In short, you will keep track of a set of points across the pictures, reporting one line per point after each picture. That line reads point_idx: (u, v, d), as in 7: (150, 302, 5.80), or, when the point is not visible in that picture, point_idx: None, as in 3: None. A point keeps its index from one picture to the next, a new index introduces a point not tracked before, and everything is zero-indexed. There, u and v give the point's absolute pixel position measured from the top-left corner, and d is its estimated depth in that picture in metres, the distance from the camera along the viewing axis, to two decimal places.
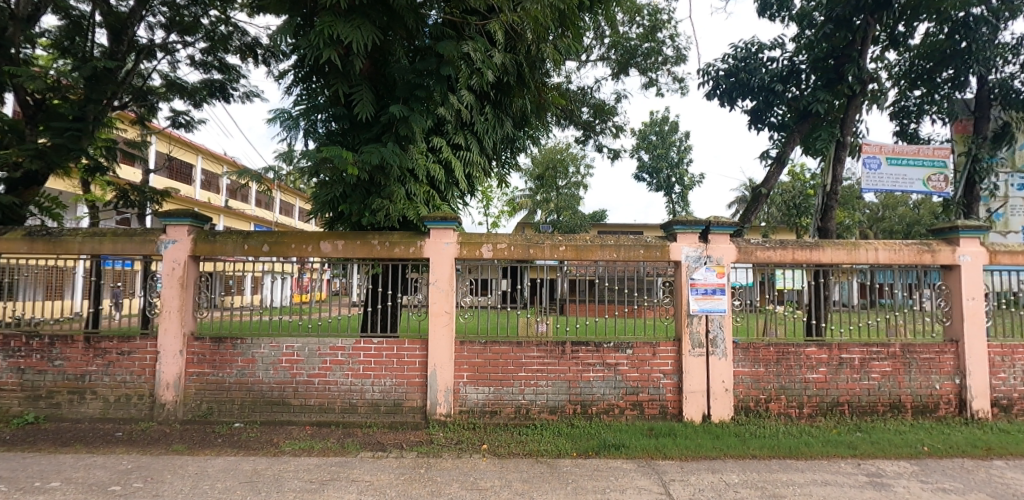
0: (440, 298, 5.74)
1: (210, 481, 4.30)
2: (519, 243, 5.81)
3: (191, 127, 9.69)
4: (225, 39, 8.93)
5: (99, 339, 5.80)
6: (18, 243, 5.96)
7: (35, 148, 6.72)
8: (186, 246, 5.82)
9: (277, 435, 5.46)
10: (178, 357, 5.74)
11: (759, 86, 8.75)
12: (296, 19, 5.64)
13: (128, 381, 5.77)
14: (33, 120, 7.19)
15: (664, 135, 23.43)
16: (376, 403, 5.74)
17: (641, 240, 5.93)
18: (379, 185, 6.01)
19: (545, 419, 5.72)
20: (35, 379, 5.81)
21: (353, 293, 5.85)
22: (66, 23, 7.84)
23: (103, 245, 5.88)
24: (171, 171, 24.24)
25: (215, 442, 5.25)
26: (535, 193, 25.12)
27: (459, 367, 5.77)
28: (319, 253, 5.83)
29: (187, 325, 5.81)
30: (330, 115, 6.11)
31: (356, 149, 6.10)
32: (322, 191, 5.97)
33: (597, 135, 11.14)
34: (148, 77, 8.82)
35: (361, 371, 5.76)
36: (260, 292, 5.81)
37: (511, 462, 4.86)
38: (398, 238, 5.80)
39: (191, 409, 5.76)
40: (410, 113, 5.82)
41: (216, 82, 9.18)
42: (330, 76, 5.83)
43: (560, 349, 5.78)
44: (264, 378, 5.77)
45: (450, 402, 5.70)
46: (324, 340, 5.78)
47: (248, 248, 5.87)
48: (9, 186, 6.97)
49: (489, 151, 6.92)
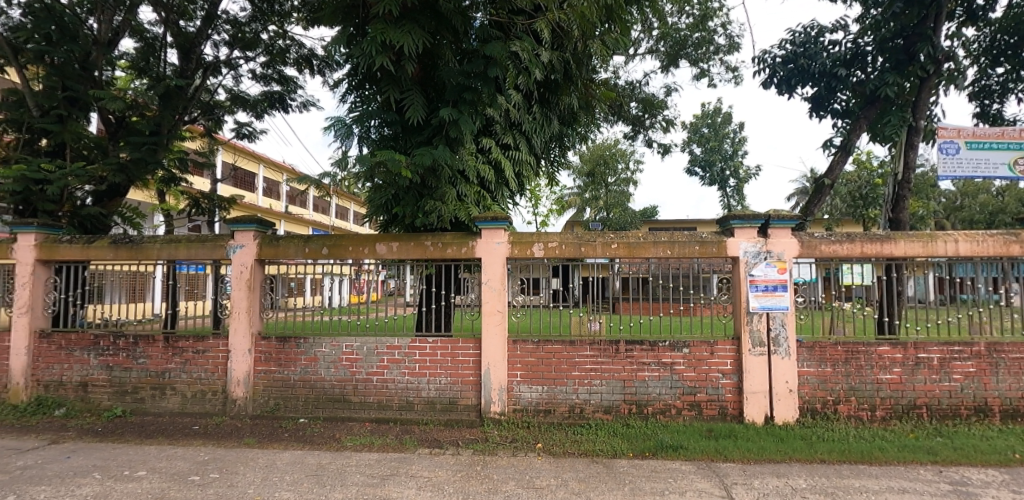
0: (492, 297, 5.78)
1: (279, 474, 4.50)
2: (570, 241, 5.76)
3: (254, 138, 10.21)
4: (282, 52, 9.40)
5: (177, 338, 6.20)
6: (105, 250, 6.44)
7: (117, 163, 7.30)
8: (253, 250, 6.12)
9: (338, 431, 5.67)
10: (247, 356, 6.05)
11: (820, 71, 8.32)
12: (349, 28, 5.88)
13: (203, 378, 6.14)
14: (116, 137, 7.90)
15: (717, 126, 22.64)
16: (432, 401, 5.85)
17: (695, 236, 5.78)
18: (431, 187, 6.10)
19: (600, 418, 5.66)
20: (121, 375, 6.28)
21: (406, 293, 6.02)
22: (142, 45, 8.50)
23: (178, 251, 6.29)
24: (235, 180, 25.62)
25: (281, 437, 5.51)
26: (584, 190, 24.89)
27: (513, 366, 5.79)
28: (375, 254, 6.02)
29: (254, 326, 6.11)
30: (382, 121, 6.21)
31: (408, 153, 6.24)
32: (377, 195, 6.17)
33: (647, 130, 10.91)
34: (214, 92, 9.35)
35: (417, 369, 5.89)
36: (320, 293, 6.08)
37: (567, 461, 4.86)
38: (450, 238, 5.89)
39: (260, 404, 6.06)
40: (459, 115, 5.87)
41: (275, 93, 9.65)
42: (382, 82, 6.00)
43: (614, 348, 5.70)
44: (325, 376, 5.99)
45: (504, 400, 5.74)
46: (381, 339, 5.94)
47: (309, 251, 6.11)
48: (96, 197, 7.72)
49: (537, 150, 6.94)
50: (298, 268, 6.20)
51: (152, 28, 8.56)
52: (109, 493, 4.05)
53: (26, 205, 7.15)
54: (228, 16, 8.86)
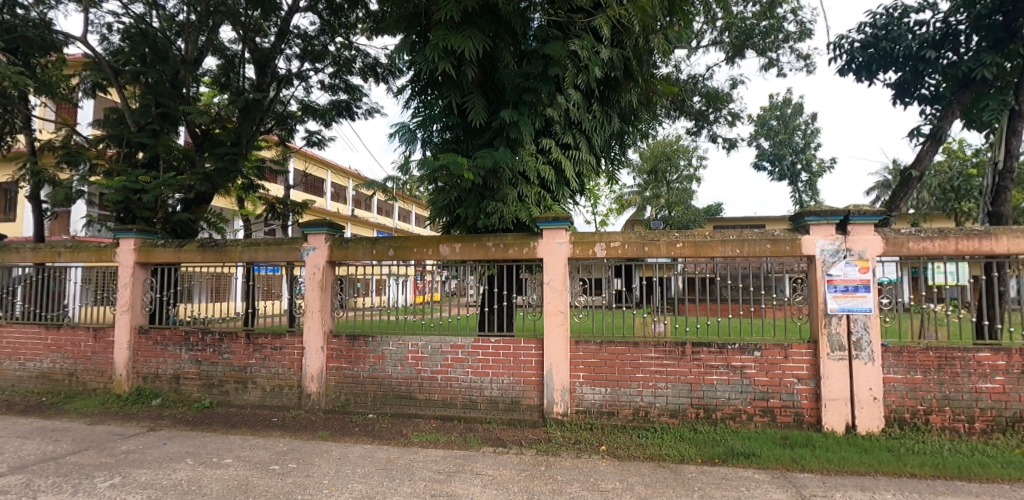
0: (555, 297, 5.77)
1: (351, 467, 4.69)
2: (633, 241, 5.65)
3: (323, 145, 10.71)
4: (348, 62, 9.81)
5: (257, 335, 6.60)
6: (193, 253, 6.93)
7: (203, 172, 7.90)
8: (324, 252, 6.40)
9: (405, 427, 5.84)
10: (320, 353, 6.35)
11: (905, 55, 7.71)
12: (411, 36, 6.05)
13: (280, 373, 6.50)
14: (201, 148, 8.50)
15: (787, 118, 21.54)
16: (494, 400, 5.91)
17: (767, 234, 5.49)
18: (493, 189, 6.16)
19: (665, 422, 5.52)
20: (209, 369, 6.75)
21: (469, 293, 6.15)
22: (223, 62, 9.11)
23: (258, 253, 6.68)
24: (306, 186, 26.94)
25: (352, 431, 5.75)
26: (644, 188, 24.37)
27: (575, 367, 5.75)
28: (438, 256, 6.14)
29: (327, 324, 6.40)
30: (444, 125, 6.34)
31: (470, 155, 6.34)
32: (440, 197, 6.33)
33: (711, 125, 10.55)
34: (287, 103, 9.88)
35: (480, 368, 5.96)
36: (384, 293, 6.31)
37: (633, 464, 4.78)
38: (512, 239, 5.93)
39: (332, 399, 6.34)
40: (519, 117, 5.90)
41: (342, 102, 10.08)
42: (444, 86, 6.13)
43: (680, 350, 5.54)
44: (392, 373, 6.18)
45: (567, 401, 5.71)
46: (445, 338, 6.07)
47: (377, 253, 6.33)
48: (185, 204, 8.36)
49: (598, 149, 6.88)
50: (364, 270, 6.41)
51: (232, 46, 9.14)
52: (200, 478, 4.36)
53: (126, 213, 7.86)
54: (299, 31, 9.33)
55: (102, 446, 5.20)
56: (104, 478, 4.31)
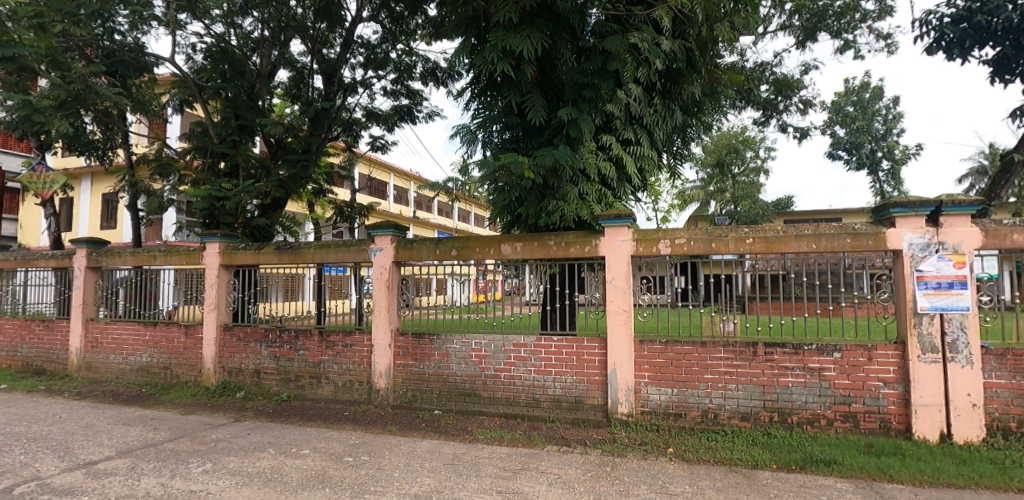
0: (618, 296, 5.69)
1: (420, 461, 4.82)
2: (699, 237, 5.49)
3: (386, 149, 11.06)
4: (409, 68, 10.09)
5: (329, 333, 6.91)
6: (271, 255, 7.35)
7: (278, 179, 8.38)
8: (390, 253, 6.62)
9: (470, 424, 5.94)
10: (387, 350, 6.56)
11: (1004, 29, 7.01)
12: (470, 39, 6.14)
13: (351, 369, 6.78)
14: (276, 156, 9.00)
15: (865, 103, 20.21)
16: (558, 399, 5.89)
17: (847, 227, 5.19)
18: (553, 187, 6.14)
19: (736, 425, 5.31)
20: (286, 365, 7.14)
21: (526, 293, 6.16)
22: (293, 74, 9.60)
23: (329, 254, 6.99)
24: (370, 189, 27.92)
25: (419, 427, 5.92)
26: (708, 183, 23.55)
27: (639, 367, 5.64)
28: (500, 255, 6.21)
29: (393, 322, 6.60)
30: (504, 126, 6.39)
31: (530, 155, 6.35)
32: (501, 197, 6.40)
33: (780, 114, 10.02)
34: (353, 110, 10.28)
35: (543, 367, 5.96)
36: (445, 292, 6.43)
37: (702, 468, 4.66)
38: (573, 237, 5.89)
39: (399, 395, 6.53)
40: (579, 114, 5.86)
41: (404, 107, 10.38)
42: (503, 87, 6.18)
43: (751, 351, 5.30)
44: (457, 371, 6.29)
45: (632, 402, 5.60)
46: (507, 337, 6.12)
47: (440, 253, 6.46)
48: (262, 209, 8.88)
49: (660, 144, 6.71)
50: (427, 269, 6.60)
51: (301, 58, 9.62)
52: (281, 467, 4.62)
53: (212, 218, 8.52)
54: (363, 40, 9.69)
55: (194, 434, 5.62)
56: (197, 464, 4.65)
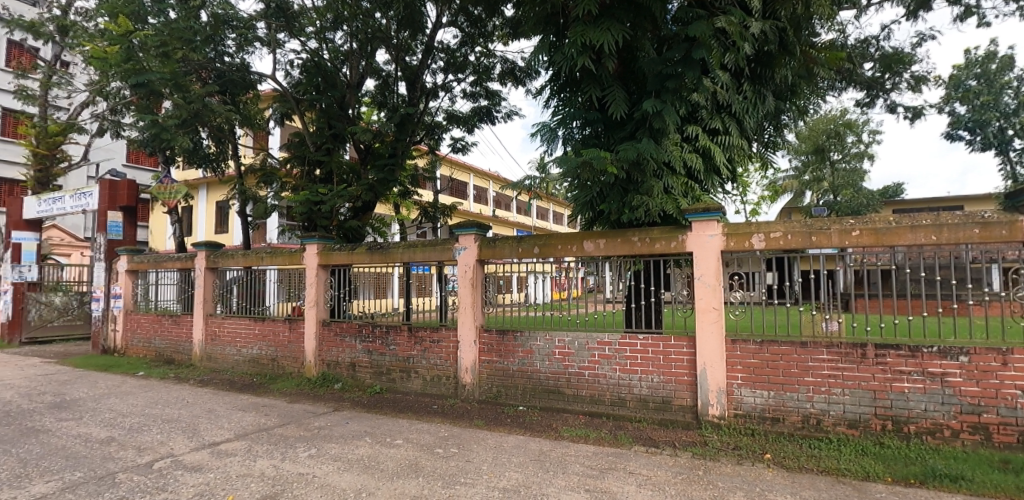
0: (707, 293, 5.46)
1: (507, 455, 4.90)
2: (798, 231, 5.14)
3: (467, 150, 11.32)
4: (488, 69, 10.27)
5: (417, 329, 7.19)
6: (363, 255, 7.75)
7: (368, 184, 8.90)
8: (474, 251, 6.77)
9: (554, 421, 5.96)
10: (473, 346, 6.72)
11: None
12: (549, 36, 6.14)
13: (439, 364, 7.02)
14: (365, 161, 9.49)
15: (991, 75, 18.01)
16: (644, 399, 5.75)
17: (973, 216, 4.71)
18: (636, 182, 5.96)
19: (843, 433, 4.92)
20: (378, 359, 7.52)
21: (607, 290, 6.06)
22: (380, 83, 10.09)
23: (416, 254, 7.28)
24: (451, 189, 28.70)
25: (505, 422, 6.03)
26: (802, 172, 22.00)
27: (732, 367, 5.36)
28: (582, 252, 6.16)
29: (478, 319, 6.75)
30: (585, 121, 6.32)
31: (612, 149, 6.23)
32: (583, 193, 6.22)
33: (888, 93, 9.13)
34: (435, 114, 10.62)
35: (628, 366, 5.84)
36: (525, 290, 6.52)
37: (806, 478, 4.40)
38: (658, 233, 5.72)
39: (485, 390, 6.65)
40: (663, 106, 5.67)
41: (483, 108, 10.58)
42: (583, 83, 6.12)
43: (860, 353, 4.88)
44: (541, 368, 6.32)
45: (724, 404, 5.35)
46: (591, 334, 6.05)
47: (522, 251, 6.51)
48: (354, 212, 9.40)
49: (750, 132, 6.35)
50: (506, 267, 6.73)
51: (387, 67, 10.08)
52: (378, 455, 4.88)
53: (310, 222, 9.10)
54: (443, 45, 9.99)
55: (299, 421, 6.07)
56: (304, 449, 5.02)
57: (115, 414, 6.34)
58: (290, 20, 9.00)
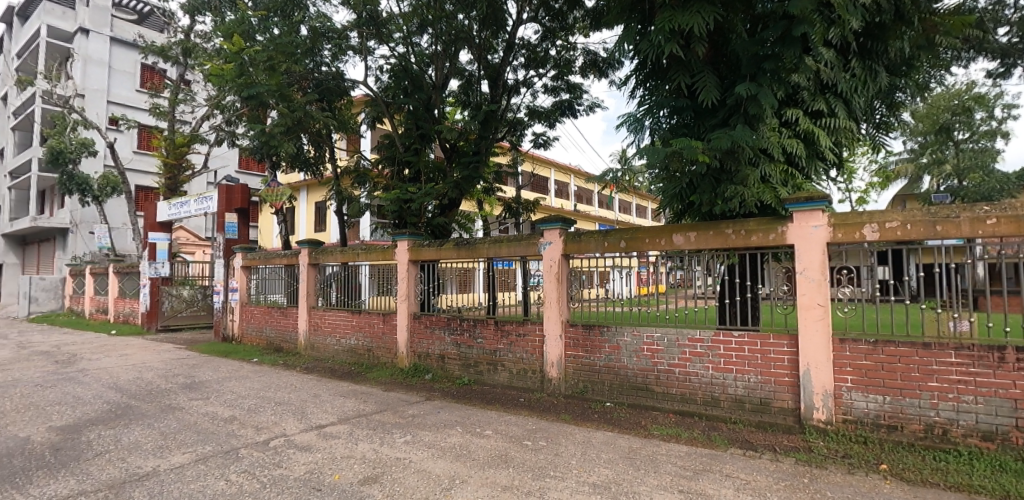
0: (811, 289, 5.09)
1: (596, 451, 4.87)
2: (919, 220, 4.64)
3: (549, 145, 11.30)
4: (569, 63, 10.18)
5: (502, 323, 7.31)
6: (450, 251, 7.95)
7: (453, 181, 9.15)
8: (559, 246, 6.76)
9: (644, 419, 5.84)
10: (559, 341, 6.72)
11: None
12: (634, 24, 5.97)
13: (525, 358, 7.09)
14: (451, 159, 9.80)
15: None
16: (740, 399, 5.47)
17: None
18: (730, 171, 5.64)
19: (974, 446, 4.41)
20: (466, 351, 7.73)
21: (695, 285, 5.85)
22: (463, 83, 10.34)
23: (501, 249, 7.36)
24: (533, 185, 28.83)
25: (593, 418, 6.00)
26: (920, 154, 19.90)
27: (840, 369, 4.95)
28: (672, 246, 5.93)
29: (564, 314, 6.74)
30: (673, 110, 6.09)
31: (702, 138, 5.95)
32: (670, 185, 5.96)
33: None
34: (516, 111, 10.69)
35: (723, 364, 5.57)
36: (609, 285, 6.45)
37: (930, 493, 4.00)
38: (754, 224, 5.40)
39: (571, 385, 6.63)
40: (759, 89, 5.33)
41: (564, 102, 10.52)
42: (671, 70, 5.91)
43: (996, 356, 4.34)
44: (628, 364, 6.19)
45: (831, 408, 4.96)
46: (682, 331, 5.85)
47: (608, 245, 6.37)
48: (441, 209, 9.70)
49: (858, 113, 5.82)
50: (589, 262, 6.65)
51: (469, 66, 10.30)
52: (469, 444, 5.03)
53: (400, 220, 9.52)
54: (524, 42, 10.03)
55: (395, 408, 6.40)
56: (400, 435, 5.28)
57: (235, 396, 7.02)
58: (379, 27, 9.42)
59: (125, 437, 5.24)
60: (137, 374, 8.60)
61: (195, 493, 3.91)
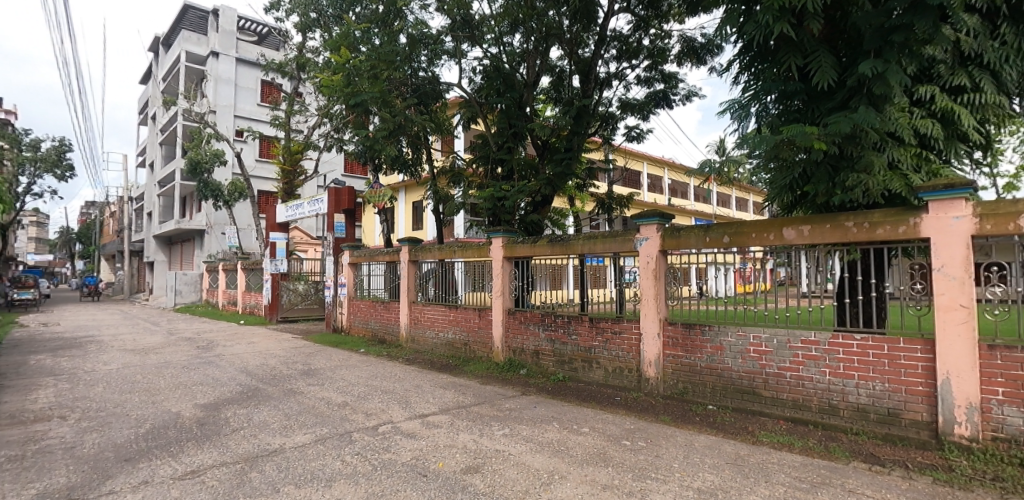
0: (952, 288, 4.52)
1: (700, 455, 4.66)
2: None
3: (642, 138, 10.98)
4: (664, 52, 9.82)
5: (597, 320, 7.22)
6: (544, 247, 8.01)
7: (546, 178, 9.19)
8: (656, 242, 6.55)
9: (750, 424, 5.51)
10: (656, 340, 6.51)
11: None
12: (738, 6, 5.55)
13: (620, 356, 6.96)
14: (544, 157, 9.85)
15: None
16: (863, 409, 4.99)
17: None
18: (851, 157, 5.13)
19: None
20: (561, 348, 7.72)
21: (802, 283, 5.42)
22: (554, 79, 10.33)
23: (596, 246, 7.26)
24: (625, 180, 28.22)
25: (694, 420, 5.76)
26: None
27: (988, 379, 4.35)
28: (782, 240, 5.50)
29: (662, 311, 6.51)
30: (783, 95, 5.63)
31: (818, 123, 5.46)
32: (780, 175, 5.54)
33: None
34: (608, 104, 10.50)
35: (842, 370, 5.11)
36: (706, 282, 6.18)
37: None
38: (880, 216, 4.91)
39: (670, 386, 6.41)
40: (886, 66, 4.77)
41: (659, 92, 10.15)
42: (781, 52, 5.47)
43: None
44: (732, 366, 5.86)
45: (977, 424, 4.38)
46: (794, 332, 5.43)
47: (709, 240, 6.07)
48: (534, 206, 9.75)
49: (1010, 86, 5.07)
50: (684, 258, 6.43)
51: (560, 62, 10.26)
52: (567, 441, 5.02)
53: (494, 218, 9.76)
54: (615, 33, 9.81)
55: (492, 402, 6.54)
56: (498, 428, 5.39)
57: (346, 383, 7.54)
58: (473, 30, 9.64)
59: (256, 416, 5.81)
60: (263, 360, 9.51)
61: (315, 471, 4.25)
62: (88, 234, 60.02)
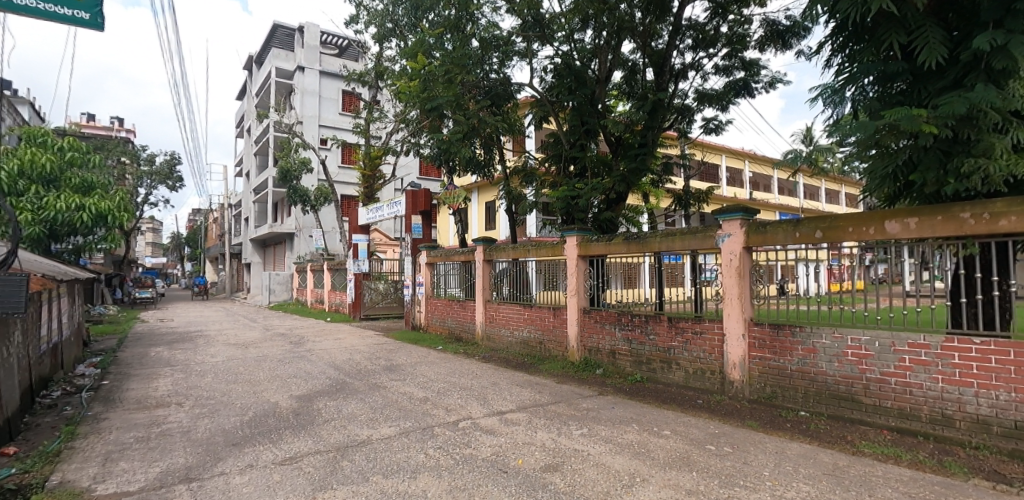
0: None
1: (793, 464, 4.39)
2: None
3: (721, 130, 10.51)
4: (744, 38, 9.36)
5: (677, 319, 6.98)
6: (620, 245, 7.86)
7: (620, 175, 9.01)
8: (740, 238, 6.25)
9: (849, 433, 5.12)
10: (741, 341, 6.21)
11: None
12: None
13: (702, 357, 6.70)
14: (617, 153, 9.67)
15: None
16: (984, 421, 4.49)
17: None
18: (966, 141, 4.65)
19: None
20: (638, 348, 7.54)
21: (905, 282, 4.94)
22: (627, 74, 10.12)
23: (674, 243, 7.01)
24: (703, 174, 27.17)
25: (784, 427, 5.44)
26: None
27: None
28: (884, 234, 5.06)
29: (747, 312, 6.21)
30: (883, 76, 5.18)
31: (925, 104, 4.98)
32: (882, 163, 5.10)
33: None
34: (684, 97, 10.14)
35: (957, 377, 4.63)
36: (795, 281, 5.80)
37: None
38: (1004, 205, 4.39)
39: (757, 390, 6.10)
40: (1009, 38, 4.28)
41: (739, 81, 9.68)
42: (880, 30, 5.04)
43: None
44: (827, 370, 5.48)
45: None
46: (899, 335, 4.98)
47: (799, 236, 5.67)
48: (608, 204, 9.59)
49: None
50: (768, 255, 6.13)
51: (633, 56, 10.03)
52: (647, 443, 4.91)
53: (568, 216, 9.73)
54: (691, 22, 9.45)
55: (569, 401, 6.51)
56: (576, 427, 5.36)
57: (426, 379, 7.78)
58: (543, 29, 9.65)
59: (344, 408, 6.13)
60: (349, 355, 10.01)
61: (401, 462, 4.42)
62: (195, 238, 65.91)
